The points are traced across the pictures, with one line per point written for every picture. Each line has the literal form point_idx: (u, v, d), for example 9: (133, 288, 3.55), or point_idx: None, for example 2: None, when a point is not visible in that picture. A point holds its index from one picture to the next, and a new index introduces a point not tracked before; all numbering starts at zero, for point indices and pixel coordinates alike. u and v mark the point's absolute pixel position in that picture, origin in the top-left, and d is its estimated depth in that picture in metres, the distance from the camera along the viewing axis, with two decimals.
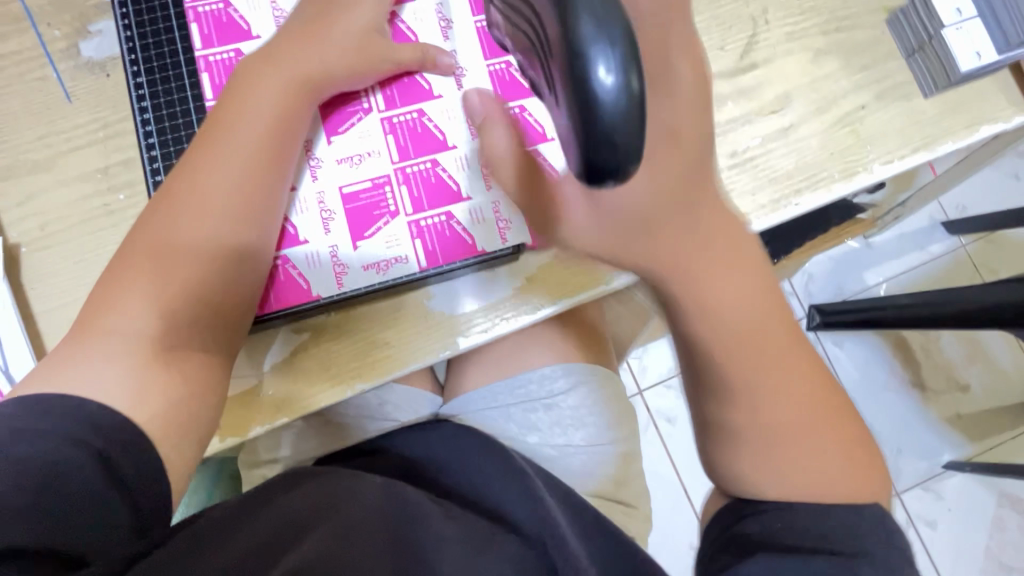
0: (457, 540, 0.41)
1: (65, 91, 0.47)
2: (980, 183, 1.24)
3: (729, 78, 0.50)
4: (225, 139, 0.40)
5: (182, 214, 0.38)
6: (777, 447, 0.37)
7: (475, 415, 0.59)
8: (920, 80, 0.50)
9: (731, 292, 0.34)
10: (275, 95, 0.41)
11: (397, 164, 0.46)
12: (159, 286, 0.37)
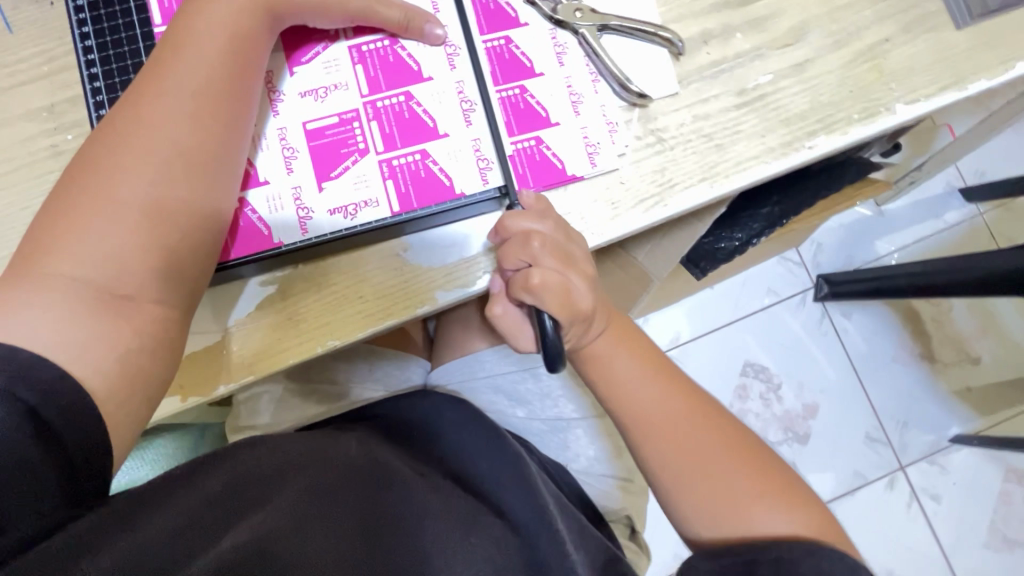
0: (438, 519, 0.38)
1: (5, 21, 0.43)
2: (1001, 147, 1.18)
3: (739, 8, 0.45)
4: (176, 68, 0.35)
5: (123, 161, 0.34)
6: (695, 491, 0.39)
7: (458, 386, 0.55)
8: (951, 10, 0.45)
9: (631, 371, 0.42)
10: (226, 26, 0.37)
11: (367, 99, 0.42)
12: (104, 228, 0.33)
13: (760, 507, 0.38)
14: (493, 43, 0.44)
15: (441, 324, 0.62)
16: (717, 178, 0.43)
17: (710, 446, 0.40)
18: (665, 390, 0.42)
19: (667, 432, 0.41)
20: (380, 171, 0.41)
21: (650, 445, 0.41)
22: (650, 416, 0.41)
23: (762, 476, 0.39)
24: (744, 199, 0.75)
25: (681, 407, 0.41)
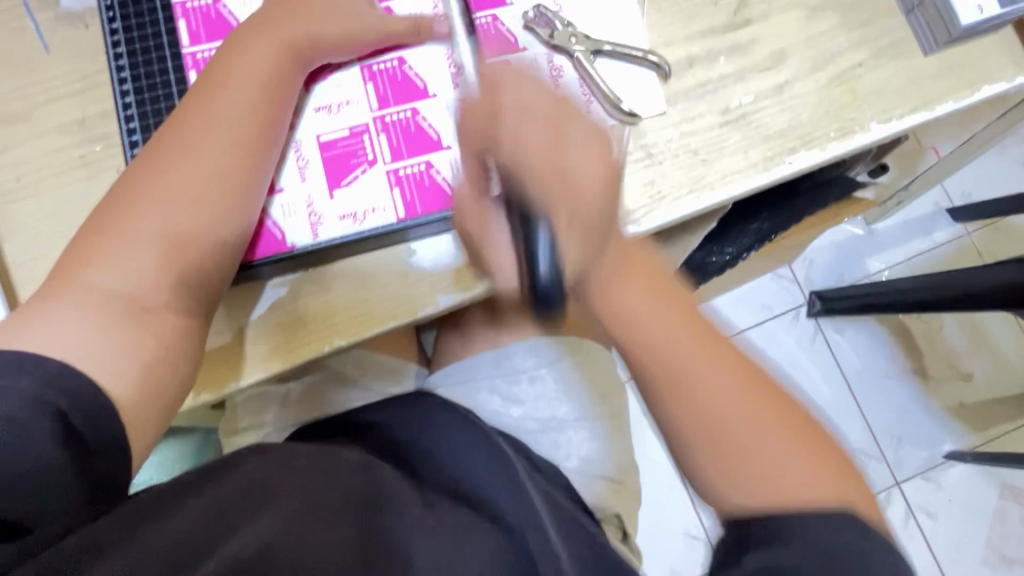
0: (433, 531, 0.39)
1: (43, 41, 0.46)
2: (986, 169, 1.22)
3: (722, 35, 0.49)
4: (213, 103, 0.39)
5: (162, 183, 0.37)
6: (723, 445, 0.38)
7: (452, 387, 0.58)
8: (919, 36, 0.48)
9: (642, 308, 0.39)
10: (261, 61, 0.40)
11: (376, 114, 0.45)
12: (141, 244, 0.36)
13: (792, 464, 0.37)
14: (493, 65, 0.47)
15: (442, 332, 0.65)
16: (703, 190, 0.46)
17: (738, 403, 0.39)
18: (680, 323, 0.40)
19: (684, 372, 0.39)
20: (388, 179, 0.44)
21: (676, 399, 0.39)
22: (670, 356, 0.39)
23: (794, 434, 0.38)
24: (734, 214, 0.79)
25: (701, 358, 0.39)
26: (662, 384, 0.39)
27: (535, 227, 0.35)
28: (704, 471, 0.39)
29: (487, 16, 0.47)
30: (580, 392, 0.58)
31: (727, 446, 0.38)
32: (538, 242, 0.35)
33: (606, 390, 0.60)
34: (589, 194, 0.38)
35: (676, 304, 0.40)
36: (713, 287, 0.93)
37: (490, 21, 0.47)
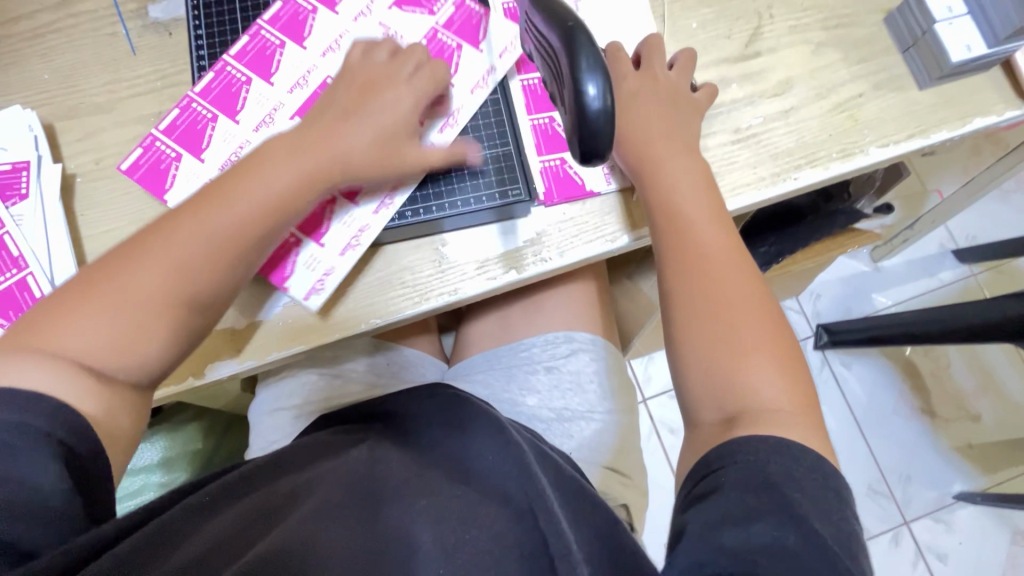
0: (433, 523, 0.40)
1: (131, 45, 0.52)
2: (989, 214, 1.26)
3: (734, 64, 0.54)
4: (220, 211, 0.42)
5: (150, 262, 0.40)
6: (718, 317, 0.42)
7: (466, 380, 0.62)
8: (914, 72, 0.53)
9: (680, 180, 0.47)
10: (281, 179, 0.43)
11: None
12: (106, 320, 0.39)
13: (767, 375, 0.40)
14: (528, 81, 0.52)
15: (460, 332, 0.68)
16: None
17: (742, 299, 0.43)
18: (704, 205, 0.46)
19: (696, 242, 0.45)
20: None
21: (686, 282, 0.44)
22: (690, 225, 0.45)
23: (780, 354, 0.41)
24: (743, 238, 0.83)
25: (712, 242, 0.45)
26: (678, 265, 0.44)
27: (583, 81, 0.37)
28: (691, 358, 0.42)
29: None
30: (592, 391, 0.60)
31: (725, 327, 0.42)
32: (584, 62, 0.37)
33: (616, 389, 0.62)
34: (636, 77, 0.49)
35: (705, 189, 0.47)
36: None
37: None
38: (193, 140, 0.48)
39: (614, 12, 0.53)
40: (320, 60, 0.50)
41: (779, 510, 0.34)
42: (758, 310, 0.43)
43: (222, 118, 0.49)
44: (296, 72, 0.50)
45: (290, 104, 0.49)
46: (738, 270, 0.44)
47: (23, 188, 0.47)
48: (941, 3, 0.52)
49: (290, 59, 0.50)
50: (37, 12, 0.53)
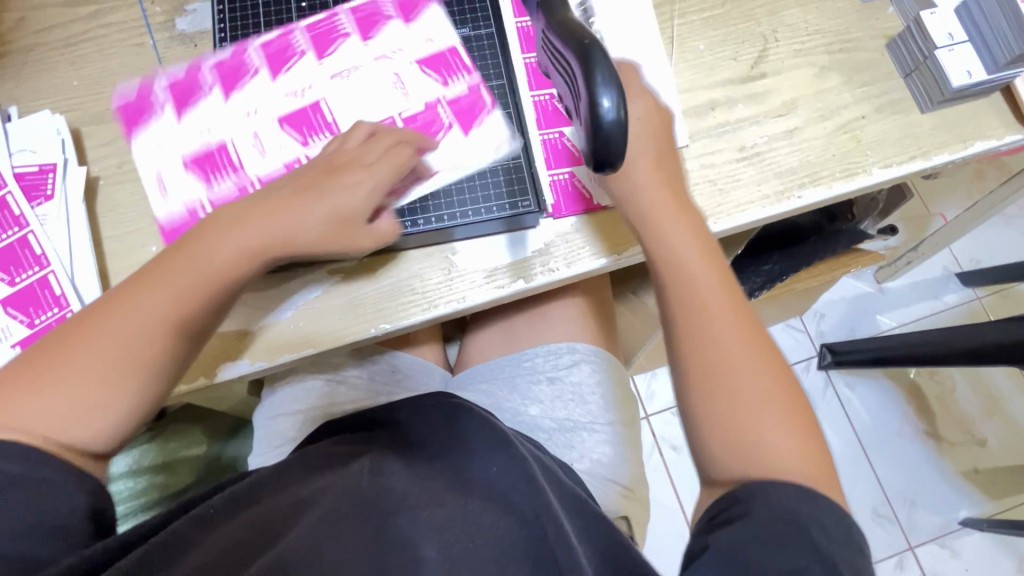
0: (441, 532, 0.41)
1: (158, 56, 0.54)
2: (993, 237, 1.27)
3: (741, 84, 0.55)
4: (164, 284, 0.41)
5: (98, 335, 0.39)
6: (728, 383, 0.39)
7: (470, 388, 0.62)
8: (916, 96, 0.55)
9: (676, 233, 0.44)
10: (233, 250, 0.43)
11: (262, 177, 0.50)
12: (49, 396, 0.37)
13: (772, 425, 0.38)
14: (539, 97, 0.54)
15: (466, 340, 0.68)
16: (721, 215, 0.51)
17: (745, 351, 0.40)
18: (703, 262, 0.43)
19: (703, 300, 0.41)
20: (193, 206, 0.50)
21: (692, 345, 0.40)
22: (693, 284, 0.42)
23: (787, 401, 0.39)
24: (747, 255, 0.84)
25: (718, 302, 0.41)
26: (684, 332, 0.41)
27: (599, 92, 0.37)
28: (693, 408, 0.40)
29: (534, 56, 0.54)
30: (595, 402, 0.61)
31: (727, 385, 0.39)
32: (600, 75, 0.37)
33: (618, 400, 0.62)
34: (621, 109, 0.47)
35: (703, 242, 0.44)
36: None
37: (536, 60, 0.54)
38: (183, 100, 0.51)
39: (624, 34, 0.55)
40: (324, 81, 0.52)
41: (808, 548, 0.34)
42: (772, 373, 0.40)
43: (213, 92, 0.52)
44: (292, 84, 0.52)
45: (273, 108, 0.51)
46: (747, 331, 0.41)
47: (49, 189, 0.49)
48: (942, 30, 0.53)
49: (300, 67, 0.52)
50: (69, 24, 0.55)
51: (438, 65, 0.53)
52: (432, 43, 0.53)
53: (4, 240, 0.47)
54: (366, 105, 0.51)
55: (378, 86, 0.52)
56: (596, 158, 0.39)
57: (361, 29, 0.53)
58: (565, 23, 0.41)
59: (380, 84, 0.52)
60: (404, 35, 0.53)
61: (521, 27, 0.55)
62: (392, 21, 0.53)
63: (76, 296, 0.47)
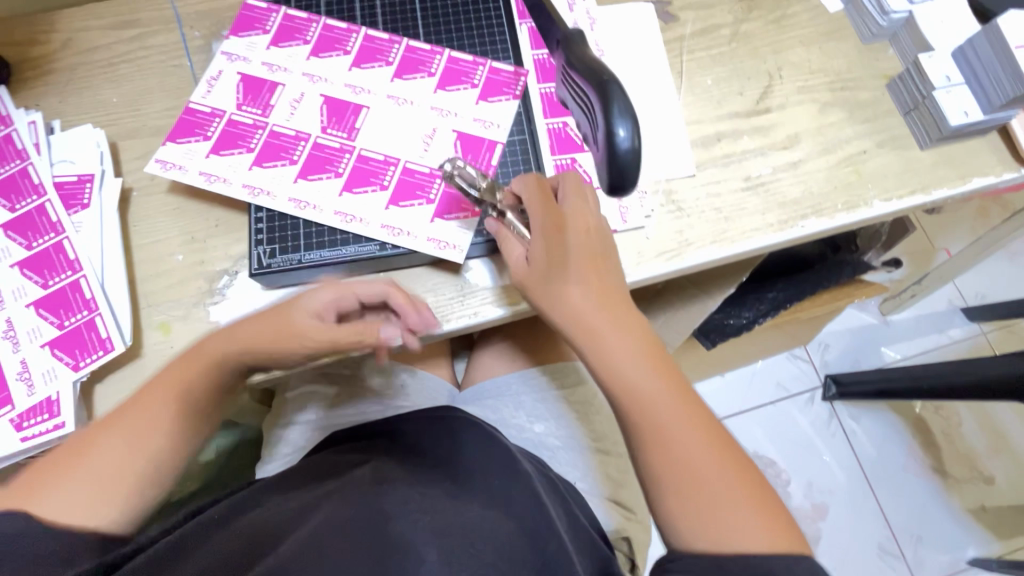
0: (442, 535, 0.40)
1: (194, 76, 0.58)
2: (997, 273, 1.28)
3: (748, 117, 0.58)
4: (173, 380, 0.43)
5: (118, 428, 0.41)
6: (689, 488, 0.40)
7: (474, 404, 0.62)
8: (915, 134, 0.57)
9: (615, 343, 0.44)
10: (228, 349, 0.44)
11: (275, 133, 0.52)
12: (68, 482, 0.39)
13: (743, 520, 0.39)
14: (554, 125, 0.56)
15: (474, 356, 0.69)
16: (725, 242, 0.53)
17: (704, 458, 0.40)
18: (645, 371, 0.43)
19: (654, 411, 0.42)
20: (217, 111, 0.53)
21: (653, 456, 0.41)
22: (640, 397, 0.42)
23: (751, 492, 0.40)
24: (752, 283, 0.85)
25: (667, 411, 0.42)
26: (643, 449, 0.42)
27: (616, 124, 0.40)
28: (666, 506, 0.41)
29: (551, 87, 0.57)
30: (599, 420, 0.63)
31: (689, 498, 0.40)
32: (618, 107, 0.40)
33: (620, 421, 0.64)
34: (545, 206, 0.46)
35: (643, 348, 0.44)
36: (728, 352, 0.97)
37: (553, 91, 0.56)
38: (282, 37, 0.55)
39: (635, 69, 0.58)
40: (369, 91, 0.54)
41: None
42: (729, 459, 0.41)
43: (304, 45, 0.55)
44: (357, 83, 0.54)
45: (329, 87, 0.54)
46: (698, 427, 0.42)
47: (86, 198, 0.51)
48: (940, 73, 0.55)
49: (375, 72, 0.55)
50: (113, 44, 0.59)
51: (471, 145, 0.53)
52: (482, 129, 0.54)
53: (40, 245, 0.50)
54: (384, 138, 0.53)
55: (406, 116, 0.54)
56: (611, 182, 0.41)
57: (443, 79, 0.55)
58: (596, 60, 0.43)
59: (415, 127, 0.53)
60: (470, 106, 0.54)
61: (538, 60, 0.57)
62: (467, 89, 0.55)
63: (104, 300, 0.48)
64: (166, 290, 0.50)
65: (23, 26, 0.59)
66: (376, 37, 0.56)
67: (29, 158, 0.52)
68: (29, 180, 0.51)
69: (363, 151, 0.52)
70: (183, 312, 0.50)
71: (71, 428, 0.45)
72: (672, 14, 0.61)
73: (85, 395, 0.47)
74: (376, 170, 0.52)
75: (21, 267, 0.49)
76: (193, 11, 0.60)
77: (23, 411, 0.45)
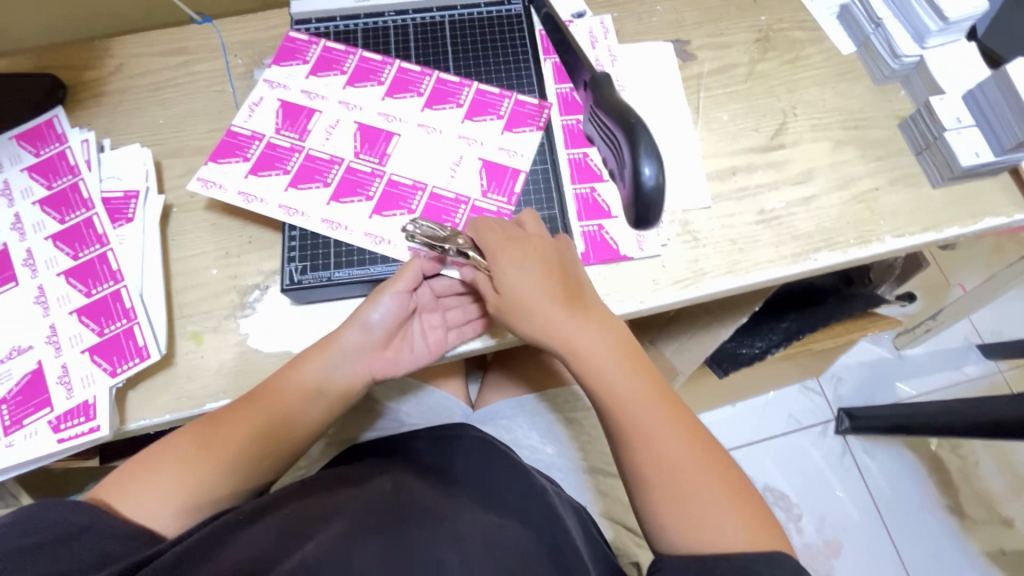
0: (456, 540, 0.41)
1: (235, 101, 0.61)
2: (1013, 311, 1.27)
3: (763, 152, 0.60)
4: (264, 403, 0.47)
5: (209, 440, 0.46)
6: (673, 487, 0.42)
7: (487, 424, 0.63)
8: (927, 173, 0.58)
9: (592, 351, 0.47)
10: (310, 381, 0.48)
11: (311, 157, 0.55)
12: (158, 482, 0.43)
13: (726, 518, 0.41)
14: (574, 155, 0.58)
15: (488, 375, 0.70)
16: (739, 272, 0.55)
17: (686, 461, 0.43)
18: (623, 377, 0.46)
19: (632, 413, 0.45)
20: (257, 134, 0.56)
21: (636, 460, 0.44)
22: (618, 401, 0.45)
23: (731, 489, 0.43)
24: (766, 313, 0.85)
25: (644, 414, 0.45)
26: (626, 451, 0.45)
27: (642, 163, 0.42)
28: (656, 510, 0.43)
29: (573, 119, 0.59)
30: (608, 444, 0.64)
31: (679, 504, 0.42)
32: (644, 147, 0.42)
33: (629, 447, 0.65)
34: (508, 231, 0.49)
35: (624, 355, 0.47)
36: (739, 381, 0.97)
37: (575, 123, 0.59)
38: (321, 67, 0.59)
39: (653, 104, 0.61)
40: (403, 120, 0.57)
41: None
42: (708, 456, 0.44)
43: (341, 75, 0.59)
44: (390, 112, 0.57)
45: (363, 115, 0.57)
46: (676, 426, 0.45)
47: (130, 213, 0.54)
48: (951, 114, 0.57)
49: (406, 101, 0.58)
50: (162, 70, 0.62)
51: (496, 173, 0.55)
52: (507, 157, 0.56)
53: (86, 256, 0.52)
54: (413, 165, 0.55)
55: (435, 144, 0.56)
56: (636, 213, 0.44)
57: (471, 109, 0.58)
58: (618, 101, 0.46)
59: (443, 154, 0.56)
60: (495, 136, 0.57)
61: (562, 93, 0.61)
62: (494, 120, 0.57)
63: (143, 309, 0.51)
64: (201, 302, 0.53)
65: (80, 52, 0.63)
66: (408, 69, 0.59)
67: (80, 174, 0.55)
68: (78, 194, 0.55)
69: (393, 176, 0.55)
70: (214, 324, 0.52)
71: (106, 432, 0.47)
72: (690, 53, 0.64)
73: (120, 401, 0.49)
74: (404, 194, 0.54)
75: (67, 276, 0.52)
76: (238, 41, 0.64)
77: (61, 414, 0.47)
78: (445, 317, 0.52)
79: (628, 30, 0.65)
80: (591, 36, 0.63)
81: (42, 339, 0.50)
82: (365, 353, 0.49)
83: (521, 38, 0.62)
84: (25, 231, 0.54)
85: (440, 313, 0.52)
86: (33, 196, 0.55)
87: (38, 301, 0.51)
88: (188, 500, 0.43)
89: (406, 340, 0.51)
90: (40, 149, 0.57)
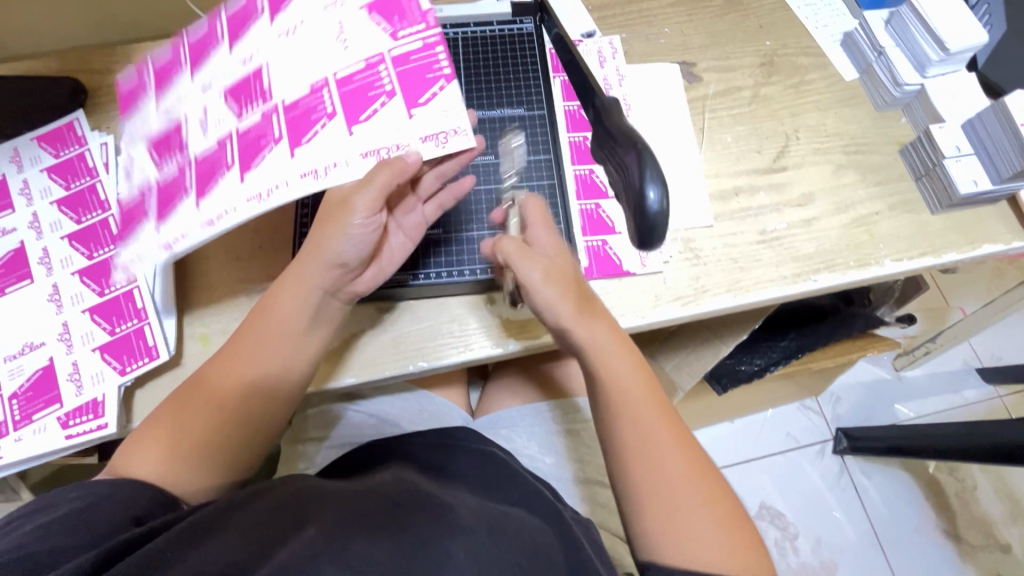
0: (463, 536, 0.41)
1: None
2: (1013, 337, 1.27)
3: (765, 174, 0.61)
4: (243, 351, 0.46)
5: (197, 398, 0.45)
6: (666, 499, 0.43)
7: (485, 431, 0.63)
8: (927, 200, 0.59)
9: (612, 359, 0.47)
10: (286, 319, 0.46)
11: (201, 156, 0.48)
12: (160, 443, 0.44)
13: (709, 538, 0.42)
14: (580, 172, 0.60)
15: (488, 385, 0.71)
16: (739, 291, 0.55)
17: (680, 477, 0.44)
18: (633, 380, 0.47)
19: (638, 420, 0.45)
20: (150, 185, 0.50)
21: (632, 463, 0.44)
22: (625, 406, 0.46)
23: (720, 511, 0.43)
24: (766, 332, 0.86)
25: (648, 426, 0.45)
26: (626, 454, 0.45)
27: (648, 187, 0.42)
28: (646, 521, 0.43)
29: (580, 136, 0.62)
30: None
31: (670, 506, 0.43)
32: (650, 172, 0.42)
33: None
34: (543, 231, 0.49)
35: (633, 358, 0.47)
36: (737, 399, 0.98)
37: (582, 140, 0.62)
38: (165, 86, 0.52)
39: (658, 124, 0.62)
40: (267, 48, 0.49)
41: None
42: (702, 474, 0.44)
43: (186, 74, 0.51)
44: (243, 56, 0.49)
45: (223, 80, 0.49)
46: (676, 442, 0.45)
47: None
48: (950, 142, 0.58)
49: (257, 33, 0.49)
50: None
51: (388, 13, 0.49)
52: None
53: (99, 256, 0.54)
54: (299, 72, 0.48)
55: (317, 46, 0.48)
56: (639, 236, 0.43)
57: None
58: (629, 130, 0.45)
59: (325, 48, 0.48)
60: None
61: (569, 111, 0.63)
62: None
63: (154, 311, 0.52)
64: (210, 304, 0.54)
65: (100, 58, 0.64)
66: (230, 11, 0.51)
67: (98, 176, 0.57)
68: (96, 196, 0.56)
69: (285, 101, 0.47)
70: (222, 326, 0.53)
71: (112, 430, 0.48)
72: (696, 75, 0.65)
73: (127, 399, 0.50)
74: (311, 106, 0.47)
75: (81, 275, 0.53)
76: None
77: (70, 410, 0.49)
78: (423, 217, 0.51)
79: (636, 51, 0.66)
80: (599, 56, 0.65)
81: (55, 336, 0.51)
82: (349, 277, 0.47)
83: (532, 56, 0.64)
84: (42, 229, 0.55)
85: (418, 213, 0.51)
86: (51, 196, 0.56)
87: (52, 299, 0.52)
88: (194, 466, 0.44)
89: (387, 252, 0.50)
90: (60, 151, 0.58)
